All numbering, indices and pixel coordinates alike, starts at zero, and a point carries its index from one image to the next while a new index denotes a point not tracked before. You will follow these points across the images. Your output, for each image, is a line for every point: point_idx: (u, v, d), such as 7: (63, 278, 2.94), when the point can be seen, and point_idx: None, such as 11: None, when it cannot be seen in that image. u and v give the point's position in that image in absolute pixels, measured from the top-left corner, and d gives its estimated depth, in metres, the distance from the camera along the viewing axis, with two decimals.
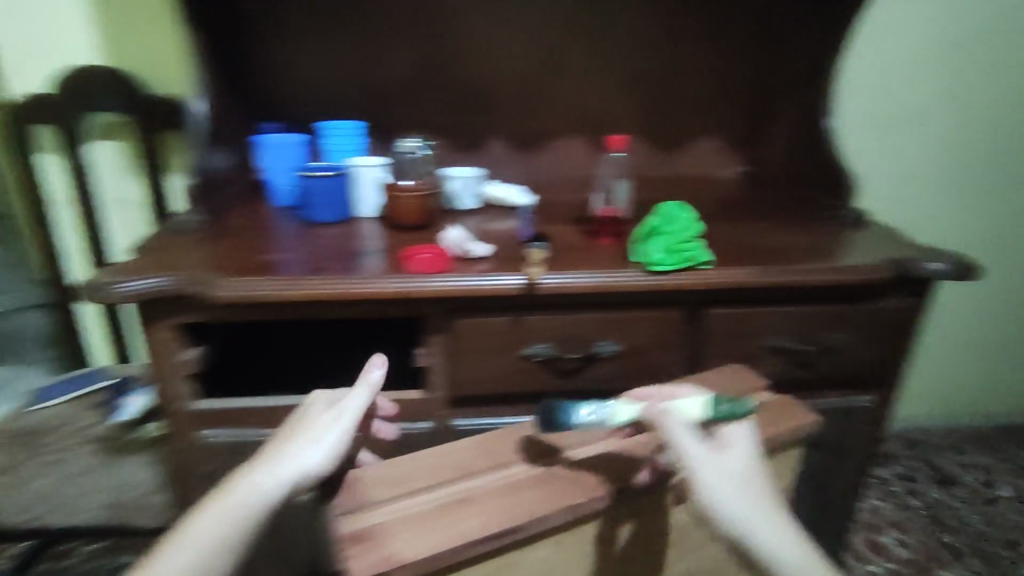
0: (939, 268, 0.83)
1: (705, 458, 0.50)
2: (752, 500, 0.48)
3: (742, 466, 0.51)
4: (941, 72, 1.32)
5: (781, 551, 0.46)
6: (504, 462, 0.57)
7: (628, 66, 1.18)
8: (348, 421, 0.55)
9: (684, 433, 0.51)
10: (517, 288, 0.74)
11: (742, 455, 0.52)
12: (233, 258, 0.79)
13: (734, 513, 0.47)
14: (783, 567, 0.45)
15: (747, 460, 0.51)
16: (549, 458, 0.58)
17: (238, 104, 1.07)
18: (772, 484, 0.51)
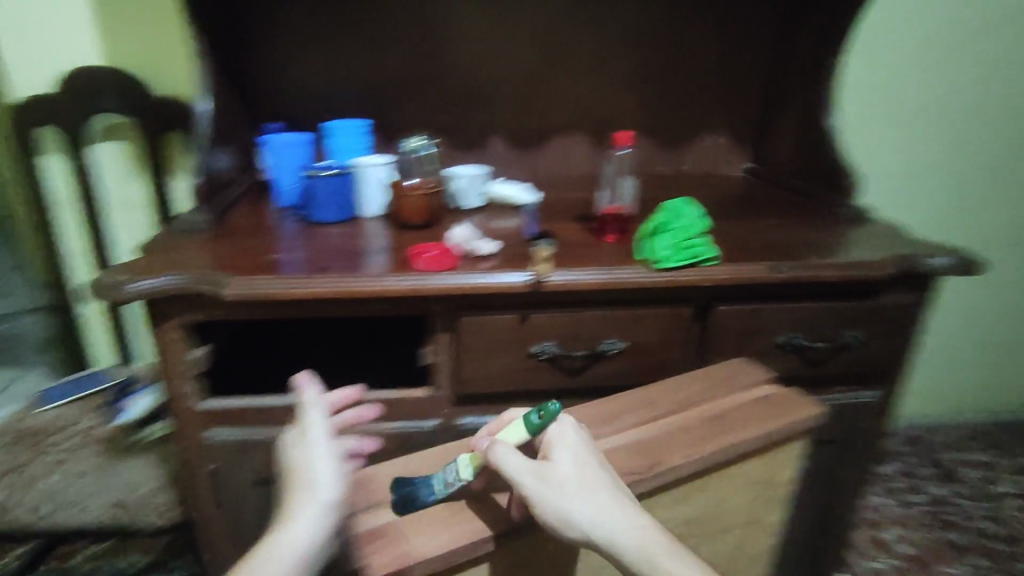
0: (944, 264, 0.83)
1: (533, 476, 0.50)
2: (592, 501, 0.49)
3: (571, 466, 0.51)
4: (946, 73, 1.32)
5: (623, 536, 0.47)
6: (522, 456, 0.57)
7: (631, 61, 1.18)
8: (326, 445, 0.55)
9: (512, 459, 0.51)
10: (525, 285, 0.74)
11: (581, 453, 0.52)
12: (240, 257, 0.79)
13: (572, 518, 0.48)
14: (626, 549, 0.47)
15: (582, 457, 0.52)
16: None
17: (243, 103, 1.07)
18: (611, 474, 0.52)
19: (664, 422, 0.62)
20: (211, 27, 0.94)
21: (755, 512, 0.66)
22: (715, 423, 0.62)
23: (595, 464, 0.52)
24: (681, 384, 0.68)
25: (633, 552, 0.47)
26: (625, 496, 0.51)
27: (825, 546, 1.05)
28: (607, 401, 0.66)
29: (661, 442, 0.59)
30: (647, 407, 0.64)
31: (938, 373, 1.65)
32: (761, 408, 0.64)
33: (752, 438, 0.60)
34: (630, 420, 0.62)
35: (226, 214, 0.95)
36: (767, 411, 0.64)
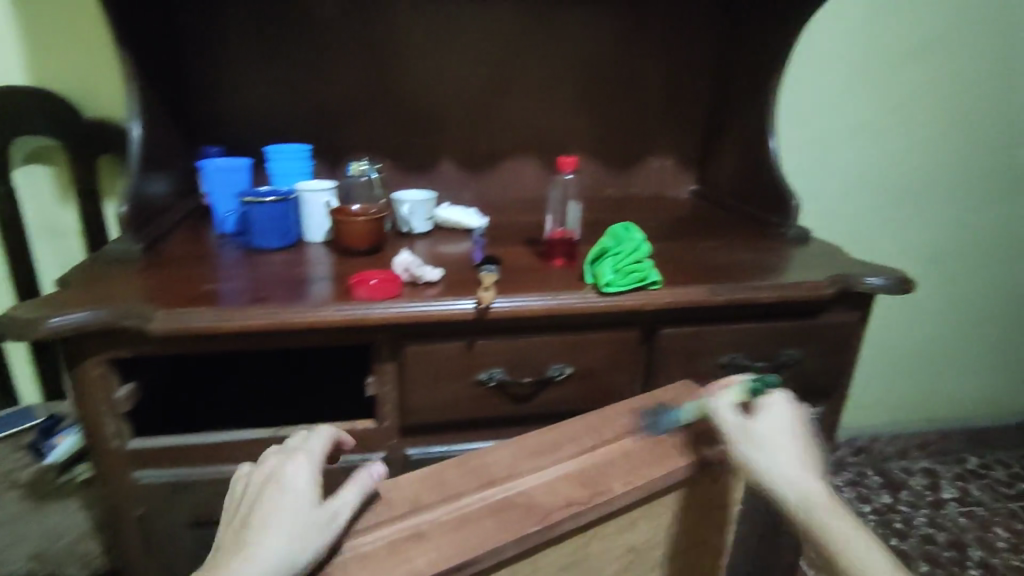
0: (878, 283, 0.86)
1: (739, 425, 0.55)
2: (783, 455, 0.53)
3: (779, 429, 0.55)
4: (875, 100, 1.39)
5: (806, 497, 0.50)
6: (466, 488, 0.53)
7: (579, 86, 1.20)
8: (322, 531, 0.48)
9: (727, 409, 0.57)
10: (469, 312, 0.73)
11: (788, 421, 0.56)
12: (171, 287, 0.75)
13: (770, 470, 0.52)
14: (809, 509, 0.49)
15: (787, 423, 0.56)
16: (513, 479, 0.53)
17: (180, 126, 1.03)
18: (811, 448, 0.55)
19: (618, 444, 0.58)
20: (143, 49, 0.91)
21: (703, 538, 0.66)
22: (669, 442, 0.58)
23: (796, 432, 0.56)
24: (628, 404, 0.64)
25: (815, 514, 0.49)
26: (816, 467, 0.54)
27: (778, 563, 1.06)
28: (559, 424, 0.61)
29: (611, 465, 0.55)
30: (600, 428, 0.60)
31: (880, 385, 1.71)
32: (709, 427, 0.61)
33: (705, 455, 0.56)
34: (581, 442, 0.58)
35: (159, 242, 0.90)
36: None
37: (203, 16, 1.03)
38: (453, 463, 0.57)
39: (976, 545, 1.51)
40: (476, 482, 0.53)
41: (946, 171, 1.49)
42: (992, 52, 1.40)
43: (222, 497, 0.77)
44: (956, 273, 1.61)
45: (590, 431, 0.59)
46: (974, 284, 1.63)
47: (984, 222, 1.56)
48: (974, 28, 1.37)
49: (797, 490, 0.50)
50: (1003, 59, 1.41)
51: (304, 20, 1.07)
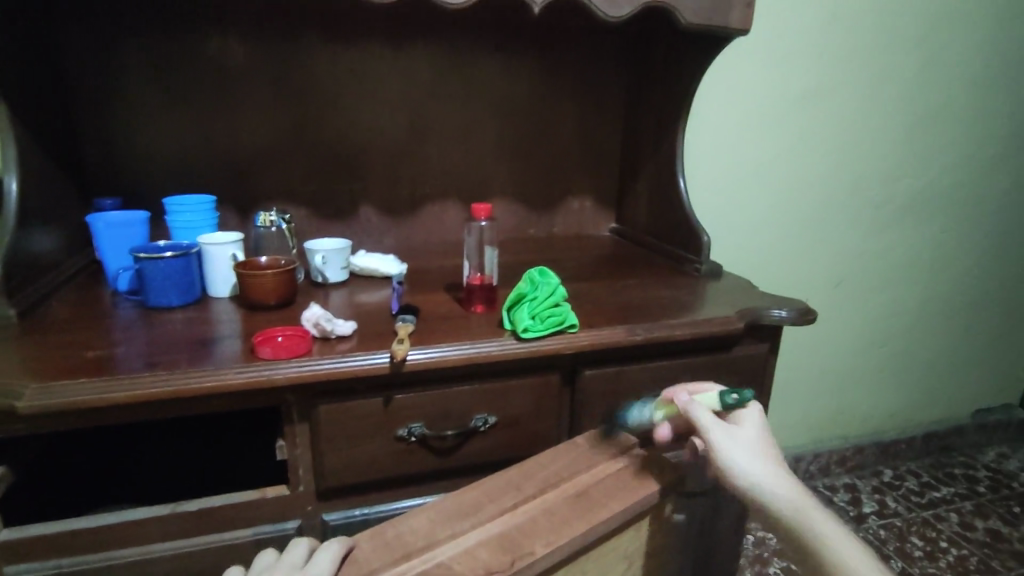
0: (784, 316, 0.90)
1: (720, 430, 0.58)
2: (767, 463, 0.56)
3: (751, 439, 0.59)
4: (773, 140, 1.49)
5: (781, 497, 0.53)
6: (384, 562, 0.50)
7: (496, 130, 1.22)
8: None
9: (707, 415, 0.59)
10: (384, 366, 0.71)
11: (761, 429, 0.61)
12: (50, 356, 0.68)
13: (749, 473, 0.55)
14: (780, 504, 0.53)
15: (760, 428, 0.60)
16: (433, 547, 0.51)
17: (69, 177, 0.96)
18: (780, 455, 0.59)
19: (539, 496, 0.57)
20: (23, 98, 0.84)
21: None
22: (592, 492, 0.58)
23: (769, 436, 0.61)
24: (548, 457, 0.63)
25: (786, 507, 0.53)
26: (786, 471, 0.57)
27: None
28: (480, 483, 0.60)
29: (533, 523, 0.53)
30: (521, 482, 0.59)
31: (799, 406, 1.79)
32: (626, 478, 0.60)
33: (624, 507, 0.56)
34: (502, 499, 0.56)
35: (40, 305, 0.83)
36: (634, 478, 0.60)
37: (97, 63, 0.98)
38: (368, 536, 0.54)
39: (898, 555, 1.57)
40: (394, 554, 0.51)
41: (840, 204, 1.61)
42: (871, 97, 1.53)
43: None
44: (857, 297, 1.72)
45: (512, 486, 0.58)
46: (873, 307, 1.75)
47: (877, 250, 1.69)
48: (854, 75, 1.50)
49: (781, 493, 0.53)
50: (881, 102, 1.55)
51: (209, 67, 1.03)
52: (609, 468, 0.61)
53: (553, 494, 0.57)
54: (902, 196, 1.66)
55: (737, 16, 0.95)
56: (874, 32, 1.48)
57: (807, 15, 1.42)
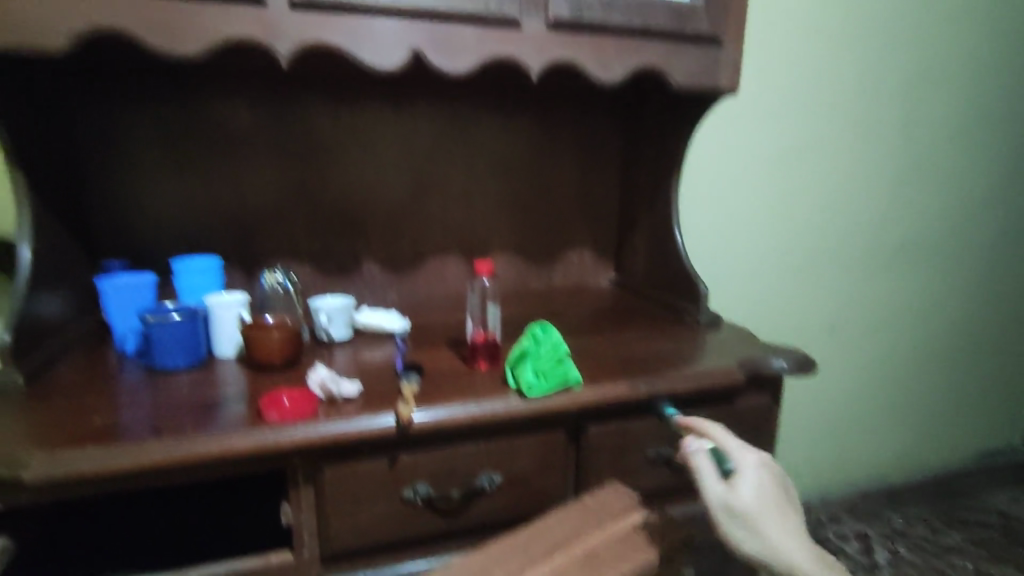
0: (784, 365, 0.90)
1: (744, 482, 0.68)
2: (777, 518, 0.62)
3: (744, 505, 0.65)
4: (766, 189, 1.53)
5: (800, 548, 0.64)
6: None
7: (496, 186, 1.25)
8: None
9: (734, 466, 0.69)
10: (390, 427, 0.71)
11: (773, 468, 0.68)
12: (55, 423, 0.68)
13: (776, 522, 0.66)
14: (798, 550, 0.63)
15: (768, 467, 0.67)
16: None
17: (78, 241, 0.98)
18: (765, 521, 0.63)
19: (547, 564, 0.56)
20: (39, 166, 0.87)
21: None
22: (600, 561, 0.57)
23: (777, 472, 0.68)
24: (555, 518, 0.62)
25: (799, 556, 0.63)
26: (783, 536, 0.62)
27: None
28: (484, 548, 0.59)
29: None
30: (527, 547, 0.58)
31: (805, 453, 1.77)
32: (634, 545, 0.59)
33: None
34: (509, 567, 0.56)
35: (46, 369, 0.83)
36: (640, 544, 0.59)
37: (110, 131, 1.01)
38: None
39: None
40: None
41: (833, 250, 1.63)
42: (858, 146, 1.58)
43: None
44: (855, 341, 1.73)
45: (517, 552, 0.58)
46: (873, 351, 1.76)
47: (873, 294, 1.71)
48: (840, 127, 1.55)
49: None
50: (867, 151, 1.60)
51: (218, 133, 1.07)
52: (614, 533, 0.60)
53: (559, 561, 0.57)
54: (894, 241, 1.69)
55: (725, 77, 0.99)
56: (857, 86, 1.54)
57: (792, 71, 1.48)
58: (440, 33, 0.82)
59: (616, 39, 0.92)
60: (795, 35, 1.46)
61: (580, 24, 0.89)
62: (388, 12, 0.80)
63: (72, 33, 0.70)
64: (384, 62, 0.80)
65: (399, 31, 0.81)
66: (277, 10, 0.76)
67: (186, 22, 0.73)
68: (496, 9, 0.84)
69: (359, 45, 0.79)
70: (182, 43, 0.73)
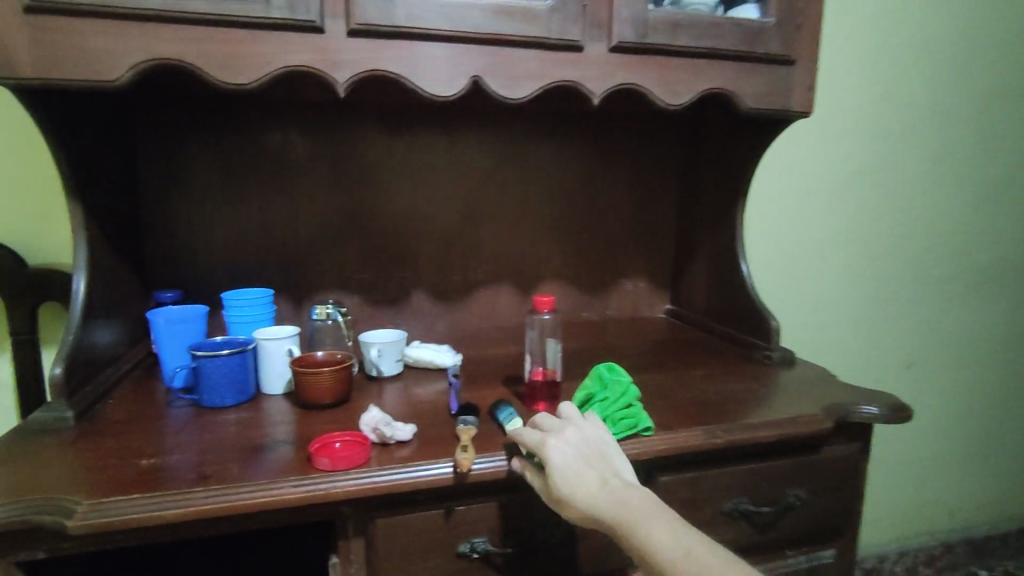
0: (875, 413, 0.82)
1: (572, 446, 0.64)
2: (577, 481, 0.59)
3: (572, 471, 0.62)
4: (832, 215, 1.44)
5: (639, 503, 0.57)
6: None
7: (548, 215, 1.21)
8: None
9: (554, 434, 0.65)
10: (447, 476, 0.66)
11: (581, 432, 0.65)
12: (102, 465, 0.66)
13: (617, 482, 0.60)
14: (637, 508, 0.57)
15: (575, 433, 0.65)
16: None
17: (134, 271, 0.98)
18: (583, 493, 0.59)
19: None
20: (98, 199, 0.87)
21: None
22: None
23: (587, 433, 0.65)
24: None
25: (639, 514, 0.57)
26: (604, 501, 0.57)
27: None
28: None
29: None
30: None
31: (880, 499, 1.63)
32: None
33: None
34: None
35: (96, 404, 0.81)
36: None
37: (166, 162, 1.01)
38: None
39: None
40: None
41: (907, 280, 1.52)
42: (932, 170, 1.48)
43: None
44: (934, 377, 1.60)
45: None
46: (953, 389, 1.62)
47: (951, 327, 1.58)
48: (912, 150, 1.46)
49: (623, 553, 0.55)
50: (944, 175, 1.49)
51: (271, 163, 1.06)
52: None
53: None
54: (973, 270, 1.57)
55: (799, 99, 0.93)
56: (930, 106, 1.45)
57: (860, 92, 1.40)
58: (500, 61, 0.79)
59: (683, 62, 0.87)
60: (863, 55, 1.38)
61: (645, 47, 0.84)
62: (447, 38, 0.77)
63: (133, 65, 0.69)
64: (443, 91, 0.78)
65: (458, 58, 0.78)
66: (335, 38, 0.73)
67: (245, 53, 0.71)
68: (558, 32, 0.80)
69: (417, 72, 0.77)
70: (241, 73, 0.72)
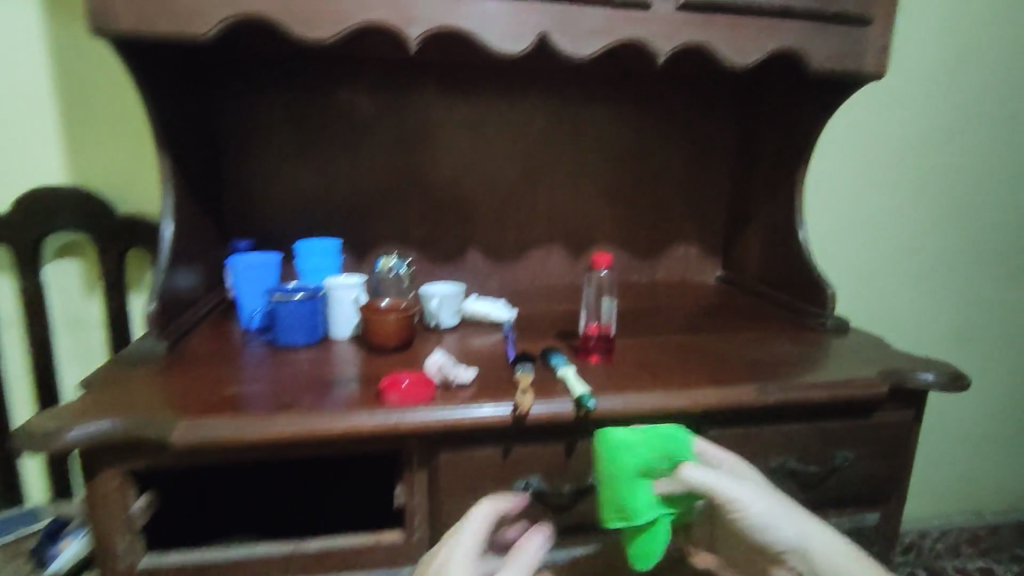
0: (934, 379, 0.81)
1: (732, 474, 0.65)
2: (772, 496, 0.63)
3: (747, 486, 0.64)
4: (896, 186, 1.40)
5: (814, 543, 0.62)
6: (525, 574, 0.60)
7: (603, 177, 1.21)
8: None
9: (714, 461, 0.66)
10: (507, 416, 0.70)
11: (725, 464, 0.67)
12: (194, 391, 0.72)
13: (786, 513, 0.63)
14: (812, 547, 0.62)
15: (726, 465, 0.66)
16: None
17: (212, 220, 1.04)
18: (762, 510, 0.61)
19: None
20: (183, 150, 0.92)
21: None
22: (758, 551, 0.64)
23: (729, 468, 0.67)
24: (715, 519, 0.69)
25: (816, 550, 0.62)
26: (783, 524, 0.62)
27: None
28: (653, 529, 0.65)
29: None
30: None
31: (925, 476, 1.62)
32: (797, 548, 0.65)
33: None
34: None
35: (182, 340, 0.88)
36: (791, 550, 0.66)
37: (241, 116, 1.06)
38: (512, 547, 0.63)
39: None
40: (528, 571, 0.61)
41: (972, 254, 1.47)
42: (1010, 140, 1.41)
43: None
44: (995, 357, 1.55)
45: None
46: (1013, 370, 1.57)
47: (1015, 306, 1.53)
48: (989, 118, 1.39)
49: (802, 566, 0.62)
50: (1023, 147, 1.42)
51: (338, 119, 1.10)
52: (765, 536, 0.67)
53: None
54: None
55: (871, 61, 0.90)
56: (1013, 72, 1.38)
57: (935, 56, 1.34)
58: (566, 17, 0.80)
59: (751, 20, 0.86)
60: (942, 16, 1.32)
61: (714, 4, 0.83)
62: None
63: (219, 21, 0.73)
64: (509, 47, 0.79)
65: (527, 15, 0.79)
66: None
67: (323, 9, 0.74)
68: None
69: (486, 28, 0.78)
70: (318, 28, 0.75)
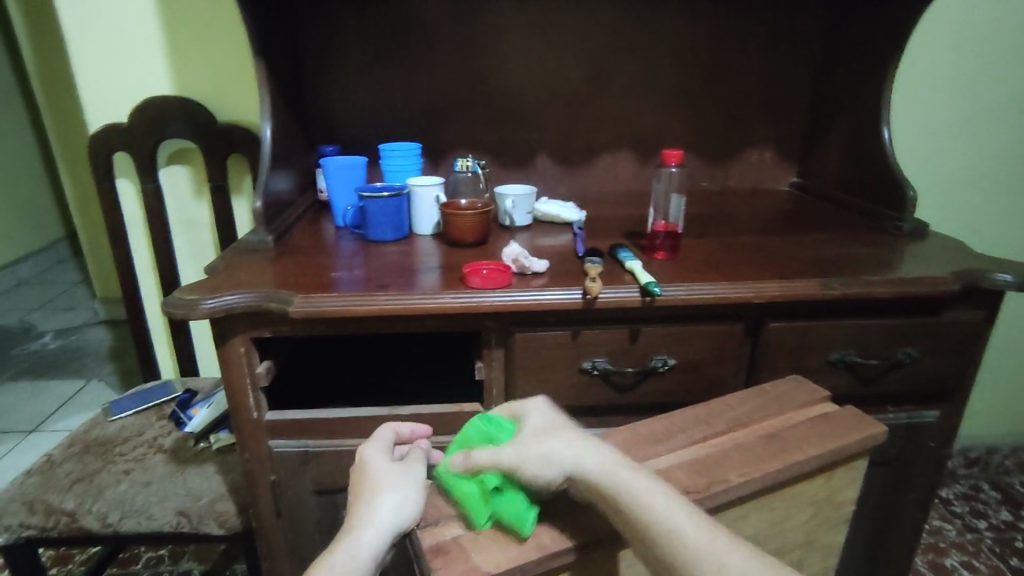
0: (1010, 279, 0.80)
1: (543, 425, 0.56)
2: (551, 436, 0.53)
3: (537, 426, 0.56)
4: (1002, 82, 1.27)
5: (593, 470, 0.50)
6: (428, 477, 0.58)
7: (677, 79, 1.19)
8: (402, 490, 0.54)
9: (534, 417, 0.57)
10: (578, 301, 0.76)
11: (538, 419, 0.57)
12: (301, 275, 0.83)
13: (573, 454, 0.51)
14: (593, 472, 0.49)
15: (541, 420, 0.57)
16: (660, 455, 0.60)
17: (302, 126, 1.12)
18: (537, 449, 0.51)
19: (754, 426, 0.64)
20: (274, 56, 0.99)
21: (812, 531, 0.66)
22: (805, 421, 0.65)
23: (547, 422, 0.56)
24: (740, 402, 0.68)
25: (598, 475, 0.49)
26: (562, 460, 0.50)
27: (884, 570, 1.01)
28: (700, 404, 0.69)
29: (765, 445, 0.61)
30: (734, 412, 0.67)
31: (1001, 393, 1.58)
32: (856, 418, 0.65)
33: (858, 447, 0.62)
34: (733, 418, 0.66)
35: (285, 234, 0.99)
36: (842, 422, 0.64)
37: (321, 23, 1.11)
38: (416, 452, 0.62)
39: None
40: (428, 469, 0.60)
41: None
42: None
43: (345, 468, 0.84)
44: None
45: (732, 415, 0.66)
46: None
47: None
48: None
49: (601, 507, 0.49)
50: None
51: (412, 24, 1.12)
52: (816, 410, 0.67)
53: (766, 427, 0.64)
54: None
55: None
56: None
57: None
58: None
59: None
60: None
61: None
62: None
63: None
64: None
65: None
66: None
67: None
68: None
69: None
70: None
